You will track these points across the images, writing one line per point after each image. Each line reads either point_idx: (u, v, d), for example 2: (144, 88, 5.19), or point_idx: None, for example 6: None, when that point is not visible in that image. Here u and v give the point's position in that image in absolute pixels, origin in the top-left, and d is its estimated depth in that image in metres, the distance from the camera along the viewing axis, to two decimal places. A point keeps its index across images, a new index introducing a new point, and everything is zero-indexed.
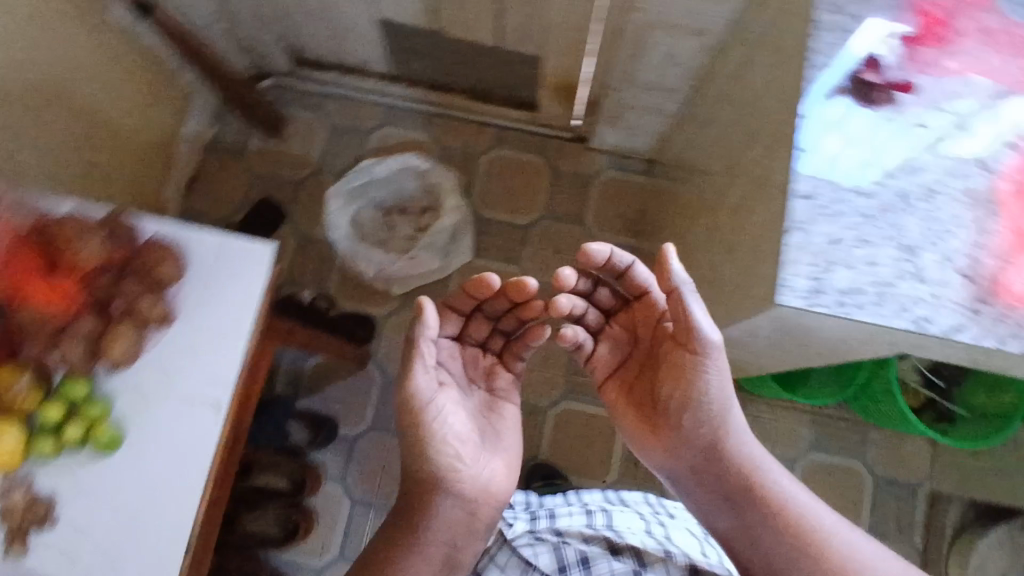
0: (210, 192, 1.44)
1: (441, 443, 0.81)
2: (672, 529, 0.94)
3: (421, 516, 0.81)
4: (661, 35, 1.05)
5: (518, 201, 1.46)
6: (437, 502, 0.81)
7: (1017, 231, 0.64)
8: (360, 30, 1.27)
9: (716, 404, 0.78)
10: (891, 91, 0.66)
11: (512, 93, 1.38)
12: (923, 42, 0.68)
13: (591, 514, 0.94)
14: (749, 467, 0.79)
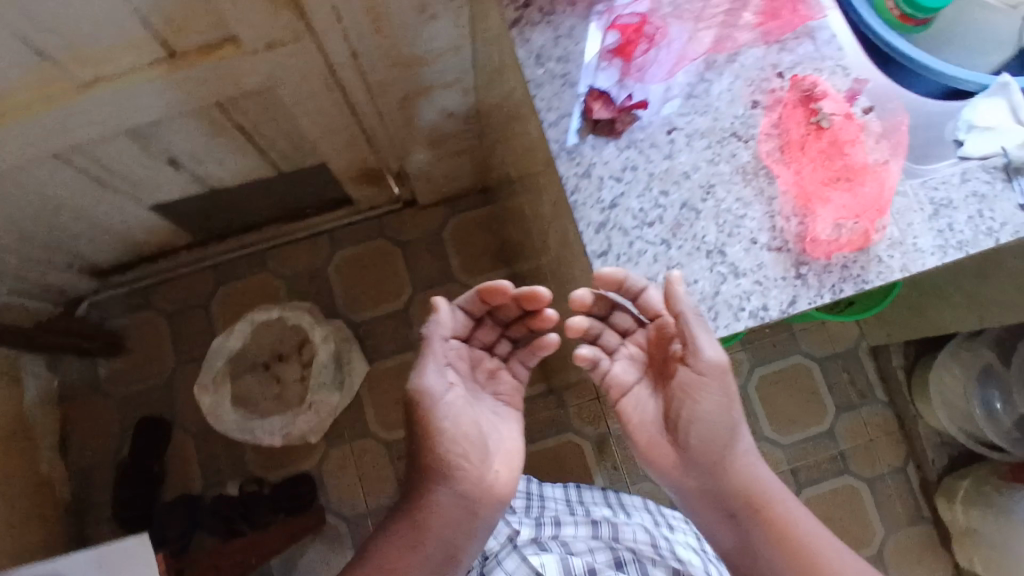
0: (86, 443, 1.34)
1: (439, 448, 0.73)
2: (677, 545, 0.94)
3: (425, 523, 0.73)
4: (423, 98, 1.05)
5: (383, 292, 1.42)
6: (434, 503, 0.74)
7: (797, 186, 0.64)
8: (145, 221, 1.21)
9: (727, 417, 0.69)
10: (629, 112, 0.65)
11: (314, 199, 1.33)
12: (634, 45, 0.67)
13: (597, 526, 0.95)
14: (761, 484, 0.71)
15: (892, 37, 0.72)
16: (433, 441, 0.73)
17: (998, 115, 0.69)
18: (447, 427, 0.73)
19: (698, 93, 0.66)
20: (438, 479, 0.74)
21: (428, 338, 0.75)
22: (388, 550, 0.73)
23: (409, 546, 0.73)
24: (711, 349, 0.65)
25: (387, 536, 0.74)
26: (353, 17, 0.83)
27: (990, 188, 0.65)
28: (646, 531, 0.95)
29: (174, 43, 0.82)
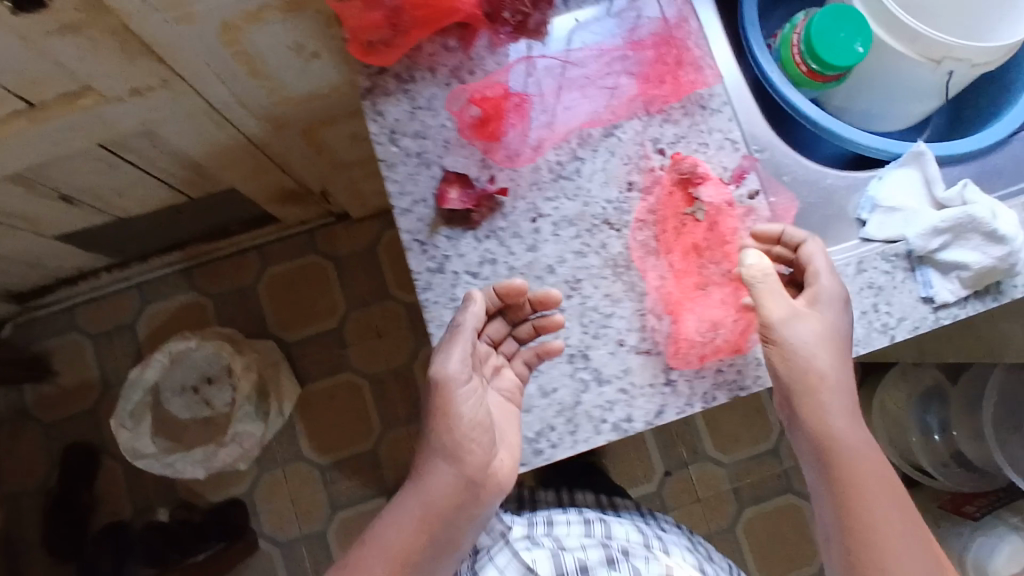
0: (16, 471, 1.32)
1: (445, 426, 0.55)
2: (667, 543, 0.82)
3: (421, 516, 0.55)
4: (327, 129, 0.98)
5: (315, 310, 1.37)
6: (423, 490, 0.55)
7: (671, 282, 0.59)
8: (54, 253, 1.14)
9: (824, 377, 0.54)
10: (489, 198, 0.59)
11: (237, 220, 1.26)
12: (500, 120, 0.60)
13: (587, 523, 0.82)
14: (849, 451, 0.54)
15: (790, 94, 0.64)
16: (434, 420, 0.55)
17: (907, 188, 0.61)
18: (442, 417, 0.55)
19: (568, 175, 0.60)
20: (437, 458, 0.55)
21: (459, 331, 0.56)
22: (377, 544, 0.55)
23: (404, 541, 0.55)
24: (819, 318, 0.54)
25: (386, 523, 0.56)
26: (222, 64, 0.76)
27: (889, 278, 0.59)
28: (634, 529, 0.83)
29: (34, 95, 0.73)
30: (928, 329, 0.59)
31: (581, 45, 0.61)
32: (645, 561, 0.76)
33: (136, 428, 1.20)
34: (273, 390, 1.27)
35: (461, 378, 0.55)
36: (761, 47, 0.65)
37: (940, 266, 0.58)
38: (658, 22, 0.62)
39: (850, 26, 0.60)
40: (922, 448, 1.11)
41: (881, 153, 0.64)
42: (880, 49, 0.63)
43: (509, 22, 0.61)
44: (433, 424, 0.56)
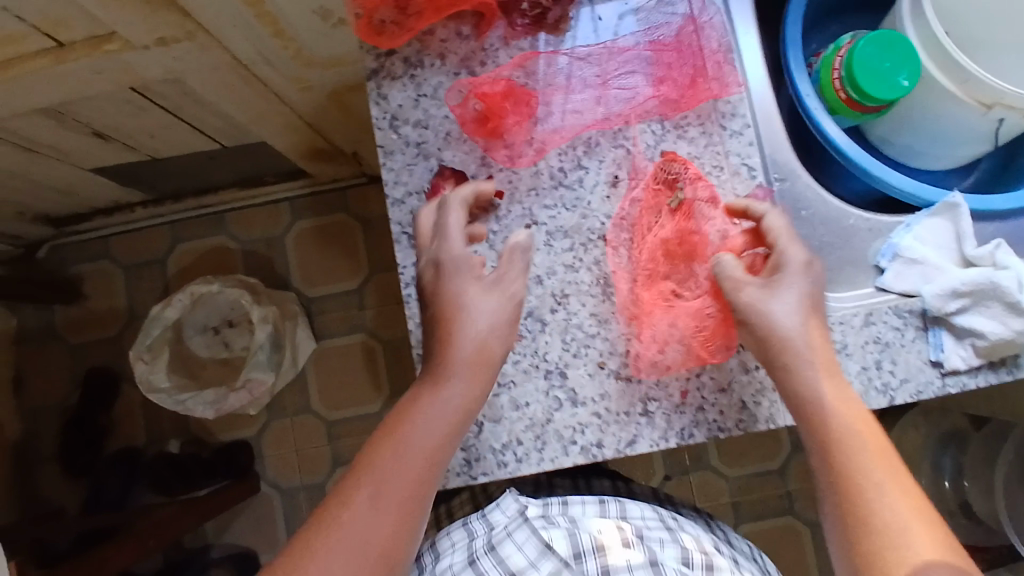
0: (41, 386, 1.39)
1: (476, 336, 0.52)
2: (689, 529, 0.69)
3: (451, 426, 0.51)
4: (356, 92, 0.97)
5: (338, 269, 1.38)
6: (450, 399, 0.51)
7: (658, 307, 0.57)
8: (90, 184, 1.17)
9: (802, 345, 0.52)
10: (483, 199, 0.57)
11: (269, 171, 1.27)
12: (502, 118, 0.57)
13: (604, 504, 0.69)
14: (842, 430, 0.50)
15: (825, 123, 0.62)
16: (460, 329, 0.52)
17: (936, 241, 0.58)
18: (474, 328, 0.52)
19: (569, 185, 0.58)
20: (464, 369, 0.52)
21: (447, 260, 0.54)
22: (403, 458, 0.50)
23: (433, 452, 0.50)
24: (793, 295, 0.53)
25: (414, 430, 0.50)
26: (244, 22, 0.75)
27: (898, 336, 0.55)
28: (657, 514, 0.70)
29: (60, 35, 0.71)
30: (932, 395, 0.55)
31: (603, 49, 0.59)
32: (670, 548, 0.62)
33: (153, 362, 1.23)
34: (288, 343, 1.29)
35: (491, 292, 0.53)
36: (801, 69, 0.63)
37: (955, 330, 0.54)
38: (688, 35, 0.59)
39: (896, 58, 0.57)
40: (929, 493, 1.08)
41: (913, 199, 0.61)
42: (929, 86, 0.61)
43: (526, 16, 0.58)
44: (460, 333, 0.52)
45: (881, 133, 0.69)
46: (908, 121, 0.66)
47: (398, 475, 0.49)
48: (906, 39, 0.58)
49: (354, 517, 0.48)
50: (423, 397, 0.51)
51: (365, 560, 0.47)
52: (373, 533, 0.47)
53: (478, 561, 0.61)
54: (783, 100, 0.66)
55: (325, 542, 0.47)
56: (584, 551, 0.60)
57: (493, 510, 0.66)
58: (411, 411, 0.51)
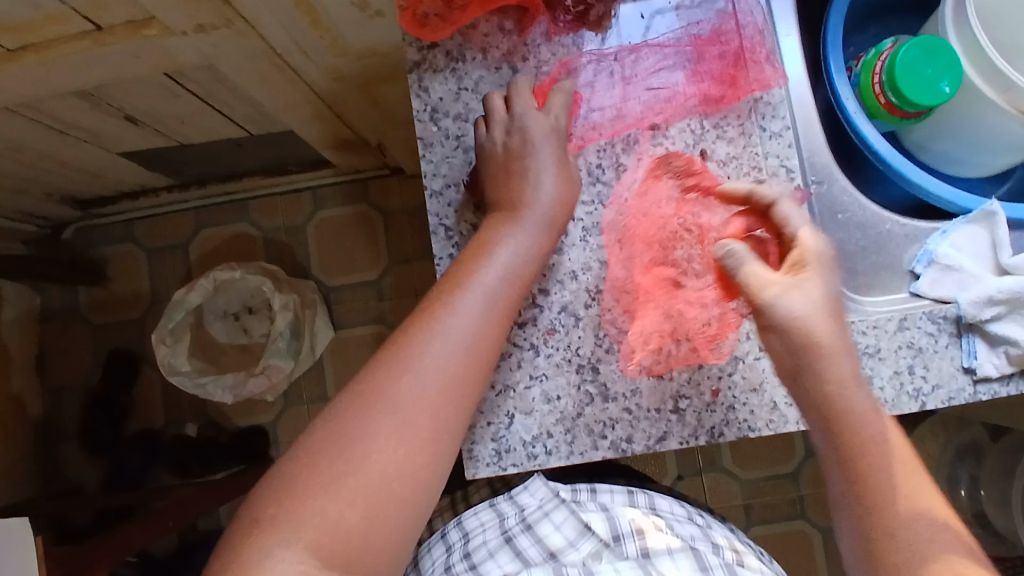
0: (62, 365, 1.40)
1: (550, 194, 0.55)
2: (719, 526, 0.71)
3: (518, 273, 0.53)
4: (386, 84, 0.98)
5: (358, 260, 1.39)
6: (520, 250, 0.54)
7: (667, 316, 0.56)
8: (118, 167, 1.18)
9: (823, 336, 0.50)
10: None
11: (294, 160, 1.28)
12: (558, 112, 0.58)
13: (633, 493, 0.71)
14: (862, 422, 0.50)
15: (865, 127, 0.62)
16: (532, 186, 0.55)
17: (972, 248, 0.58)
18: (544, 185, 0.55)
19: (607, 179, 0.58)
20: (536, 219, 0.54)
21: (530, 142, 0.55)
22: (476, 296, 0.52)
23: (502, 295, 0.53)
24: (812, 294, 0.51)
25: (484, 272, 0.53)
26: (283, 11, 0.75)
27: (932, 342, 0.55)
28: (685, 510, 0.72)
29: (100, 18, 0.72)
30: (963, 402, 0.55)
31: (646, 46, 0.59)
32: (703, 542, 0.64)
33: (175, 346, 1.24)
34: (307, 331, 1.30)
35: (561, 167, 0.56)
36: (841, 73, 0.63)
37: (989, 338, 0.55)
38: (729, 37, 0.59)
39: (938, 64, 0.58)
40: None
41: (950, 205, 0.61)
42: (971, 93, 0.62)
43: (570, 11, 0.58)
44: (534, 196, 0.54)
45: (916, 140, 0.70)
46: (945, 128, 0.66)
47: (472, 311, 0.52)
48: (949, 46, 0.58)
49: (432, 349, 0.51)
50: (495, 236, 0.54)
51: (440, 381, 0.50)
52: (448, 359, 0.51)
53: (516, 541, 0.65)
54: (821, 100, 0.66)
55: (406, 364, 0.50)
56: (623, 534, 0.63)
57: (523, 494, 0.70)
58: (482, 250, 0.54)
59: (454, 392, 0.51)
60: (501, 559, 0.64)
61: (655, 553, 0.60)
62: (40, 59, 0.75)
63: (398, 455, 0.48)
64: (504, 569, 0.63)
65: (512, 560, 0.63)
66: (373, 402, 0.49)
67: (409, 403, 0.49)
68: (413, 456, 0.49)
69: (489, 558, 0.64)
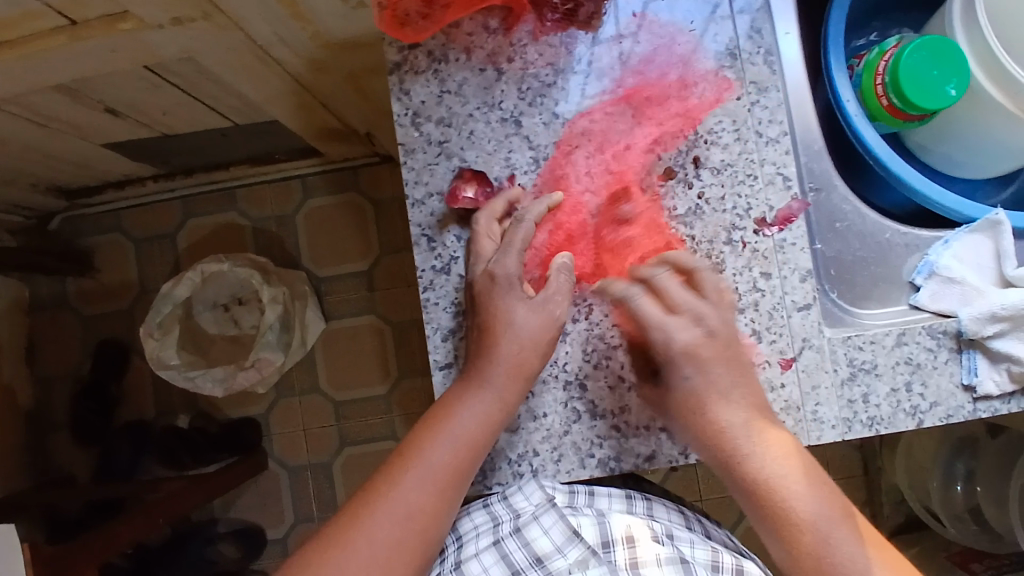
0: (51, 356, 1.39)
1: (517, 343, 0.53)
2: (713, 533, 0.67)
3: (484, 423, 0.52)
4: (373, 76, 0.95)
5: (347, 249, 1.36)
6: (485, 404, 0.52)
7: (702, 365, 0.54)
8: (103, 158, 1.15)
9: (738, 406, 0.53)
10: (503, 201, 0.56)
11: (283, 150, 1.25)
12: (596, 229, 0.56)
13: (631, 499, 0.64)
14: (775, 488, 0.52)
15: (865, 130, 0.60)
16: (499, 339, 0.52)
17: (974, 259, 0.57)
18: (512, 338, 0.52)
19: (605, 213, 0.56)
20: (499, 376, 0.52)
21: (497, 282, 0.53)
22: (443, 445, 0.52)
23: (468, 444, 0.52)
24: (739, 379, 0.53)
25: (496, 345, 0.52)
26: (262, 3, 0.72)
27: (931, 357, 0.54)
28: (682, 517, 0.66)
29: (75, 13, 0.68)
30: (962, 419, 0.53)
31: (635, 54, 0.56)
32: (699, 550, 0.60)
33: (163, 339, 1.23)
34: (298, 323, 1.29)
35: (532, 308, 0.53)
36: (844, 72, 0.60)
37: (990, 354, 0.53)
38: (724, 34, 0.57)
39: (945, 66, 0.56)
40: (938, 496, 1.05)
41: (952, 213, 0.60)
42: (978, 96, 0.60)
43: (557, 10, 0.55)
44: (499, 342, 0.52)
45: (919, 141, 0.67)
46: (950, 131, 0.64)
47: (439, 458, 0.52)
48: (955, 47, 0.56)
49: (397, 494, 0.51)
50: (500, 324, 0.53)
51: (400, 526, 0.50)
52: (414, 507, 0.51)
53: (504, 542, 0.55)
54: (819, 100, 0.64)
55: (370, 506, 0.51)
56: (613, 541, 0.56)
57: (516, 496, 0.55)
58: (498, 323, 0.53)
59: (416, 537, 0.51)
60: (485, 560, 0.55)
61: (646, 569, 0.53)
62: (15, 56, 0.72)
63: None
64: (488, 574, 0.54)
65: (498, 563, 0.54)
66: (338, 540, 0.50)
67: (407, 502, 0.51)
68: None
69: (473, 556, 0.55)
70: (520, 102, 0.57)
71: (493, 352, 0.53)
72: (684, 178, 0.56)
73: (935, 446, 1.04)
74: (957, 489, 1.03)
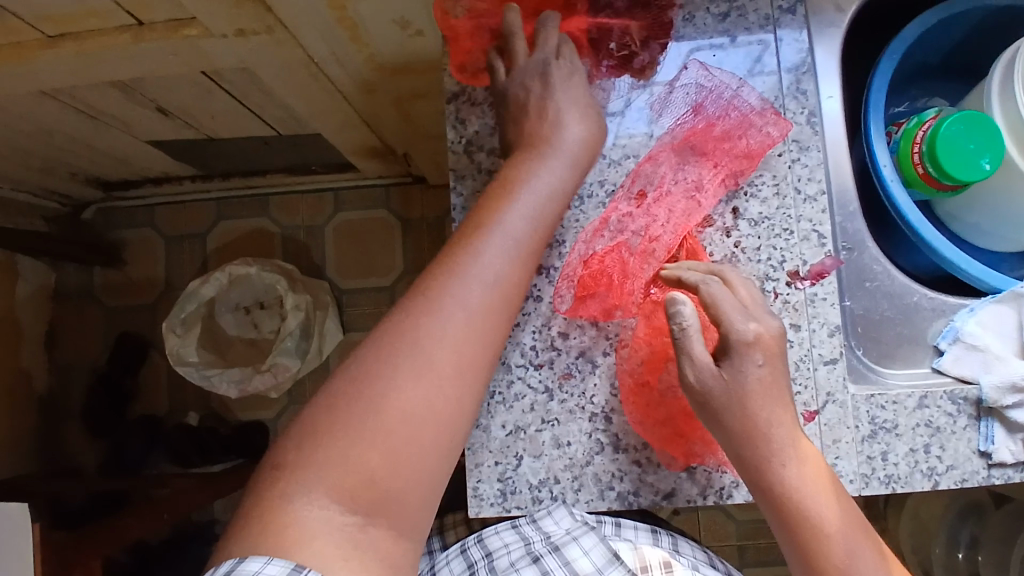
0: (72, 343, 1.41)
1: (543, 196, 0.54)
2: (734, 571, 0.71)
3: (514, 250, 0.52)
4: (418, 100, 0.98)
5: (372, 265, 1.39)
6: (555, 176, 0.55)
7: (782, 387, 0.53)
8: (145, 155, 1.19)
9: (784, 433, 0.52)
10: None
11: (319, 163, 1.28)
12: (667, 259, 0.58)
13: (657, 534, 0.67)
14: (808, 509, 0.51)
15: (900, 194, 0.62)
16: (528, 191, 0.54)
17: (998, 328, 0.58)
18: (536, 191, 0.54)
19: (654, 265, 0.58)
20: (525, 210, 0.53)
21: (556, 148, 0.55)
22: (475, 276, 0.50)
23: (540, 214, 0.54)
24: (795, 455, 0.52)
25: (523, 194, 0.54)
26: (325, 23, 0.76)
27: (949, 422, 0.55)
28: (707, 556, 0.68)
29: (142, 15, 0.72)
30: (977, 484, 0.54)
31: (712, 100, 0.59)
32: None
33: (185, 336, 1.25)
34: (317, 332, 1.30)
35: (562, 169, 0.55)
36: (882, 137, 0.63)
37: (1007, 423, 0.54)
38: (764, 96, 0.59)
39: (981, 140, 0.58)
40: (941, 562, 1.05)
41: (980, 282, 0.61)
42: (1011, 172, 0.62)
43: (613, 57, 0.60)
44: (523, 195, 0.54)
45: (949, 210, 0.70)
46: (978, 202, 0.66)
47: (515, 226, 0.53)
48: (993, 122, 0.58)
49: (429, 325, 0.48)
50: (517, 180, 0.54)
51: (484, 291, 0.50)
52: (495, 271, 0.51)
53: (542, 560, 0.61)
54: (856, 160, 0.67)
55: (402, 340, 0.48)
56: (651, 566, 0.60)
57: (546, 521, 0.61)
58: (515, 185, 0.54)
59: (478, 339, 0.49)
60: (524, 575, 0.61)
61: None
62: (79, 49, 0.75)
63: (448, 354, 0.48)
64: None
65: None
66: (375, 375, 0.46)
67: (436, 333, 0.48)
68: (419, 425, 0.46)
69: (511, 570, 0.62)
70: None
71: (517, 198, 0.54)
72: (732, 227, 0.58)
73: (941, 512, 1.04)
74: (960, 557, 1.02)
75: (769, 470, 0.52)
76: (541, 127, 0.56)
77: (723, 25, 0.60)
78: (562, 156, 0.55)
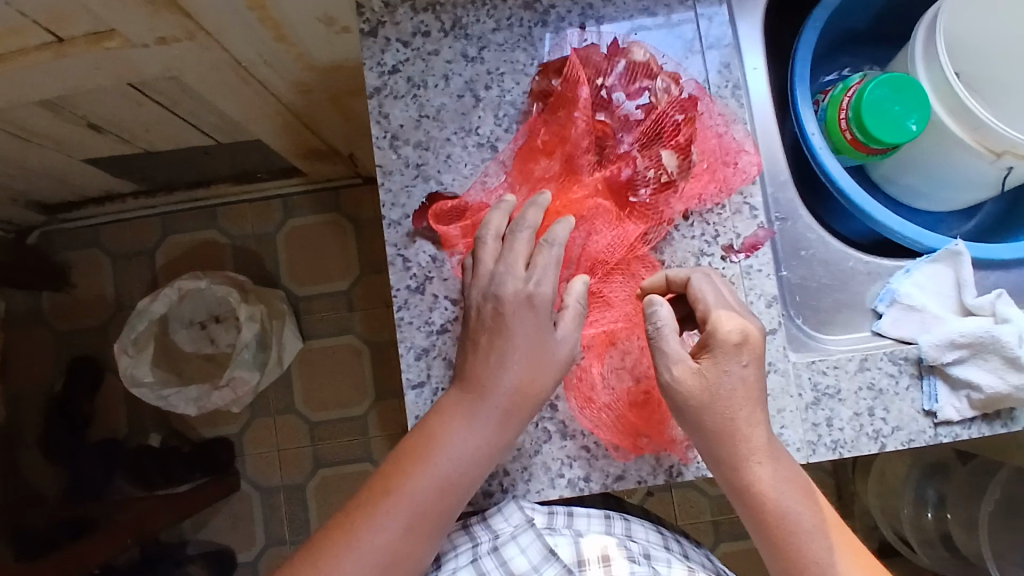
0: (23, 373, 1.37)
1: (457, 461, 0.51)
2: (691, 547, 0.71)
3: (425, 510, 0.50)
4: (357, 98, 0.96)
5: (328, 269, 1.36)
6: (475, 441, 0.51)
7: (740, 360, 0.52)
8: (83, 173, 1.15)
9: (748, 417, 0.51)
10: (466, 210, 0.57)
11: (264, 169, 1.25)
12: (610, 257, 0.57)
13: (610, 519, 0.65)
14: (778, 501, 0.51)
15: (830, 161, 0.62)
16: (443, 453, 0.51)
17: (934, 288, 0.59)
18: (453, 450, 0.51)
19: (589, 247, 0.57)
20: (437, 478, 0.51)
21: (502, 316, 0.51)
22: (379, 530, 0.50)
23: (454, 480, 0.51)
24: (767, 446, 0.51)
25: (443, 454, 0.51)
26: (247, 26, 0.73)
27: (892, 383, 0.55)
28: (661, 537, 0.68)
29: (61, 30, 0.69)
30: (923, 443, 0.55)
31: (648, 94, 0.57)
32: (676, 567, 0.61)
33: (137, 356, 1.21)
34: (275, 342, 1.28)
35: (485, 431, 0.51)
36: (809, 106, 0.63)
37: (950, 380, 0.55)
38: (691, 73, 0.59)
39: (905, 101, 0.58)
40: (910, 522, 1.06)
41: (913, 243, 0.62)
42: (938, 131, 0.62)
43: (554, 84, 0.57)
44: (439, 455, 0.51)
45: (882, 173, 0.70)
46: (909, 162, 0.67)
47: (422, 494, 0.50)
48: (916, 83, 0.58)
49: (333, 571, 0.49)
50: (439, 431, 0.51)
51: (383, 566, 0.50)
52: (396, 539, 0.50)
53: (482, 560, 0.58)
54: (786, 134, 0.67)
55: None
56: (588, 560, 0.59)
57: (497, 519, 0.57)
58: (433, 442, 0.51)
59: None
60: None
61: None
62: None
63: None
64: None
65: None
66: None
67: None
68: None
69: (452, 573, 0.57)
70: (497, 129, 0.58)
71: (437, 450, 0.51)
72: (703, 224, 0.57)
73: (906, 472, 1.05)
74: (928, 516, 1.03)
75: (742, 467, 0.51)
76: (471, 369, 0.52)
77: (643, 2, 0.60)
78: (478, 405, 0.51)
